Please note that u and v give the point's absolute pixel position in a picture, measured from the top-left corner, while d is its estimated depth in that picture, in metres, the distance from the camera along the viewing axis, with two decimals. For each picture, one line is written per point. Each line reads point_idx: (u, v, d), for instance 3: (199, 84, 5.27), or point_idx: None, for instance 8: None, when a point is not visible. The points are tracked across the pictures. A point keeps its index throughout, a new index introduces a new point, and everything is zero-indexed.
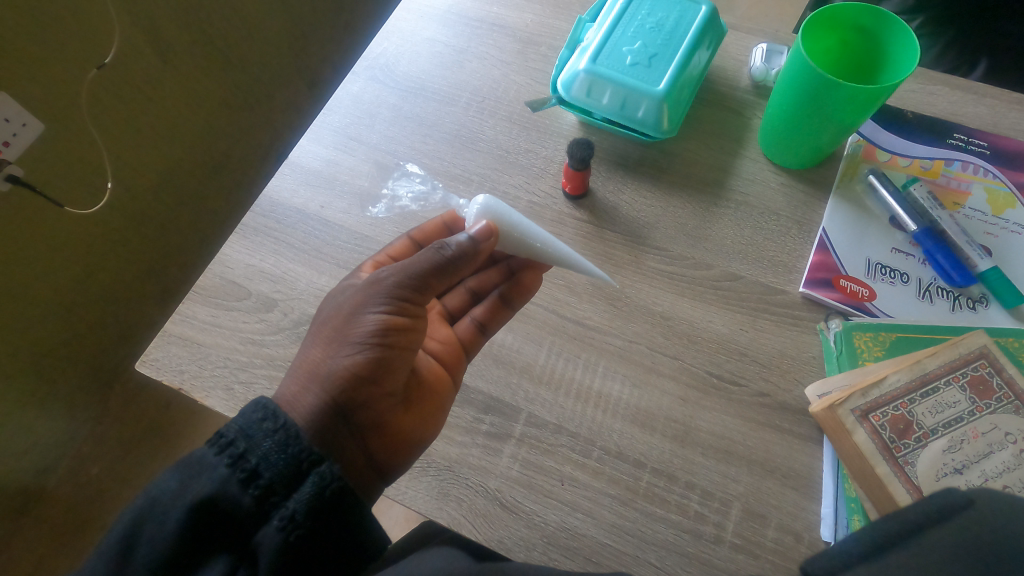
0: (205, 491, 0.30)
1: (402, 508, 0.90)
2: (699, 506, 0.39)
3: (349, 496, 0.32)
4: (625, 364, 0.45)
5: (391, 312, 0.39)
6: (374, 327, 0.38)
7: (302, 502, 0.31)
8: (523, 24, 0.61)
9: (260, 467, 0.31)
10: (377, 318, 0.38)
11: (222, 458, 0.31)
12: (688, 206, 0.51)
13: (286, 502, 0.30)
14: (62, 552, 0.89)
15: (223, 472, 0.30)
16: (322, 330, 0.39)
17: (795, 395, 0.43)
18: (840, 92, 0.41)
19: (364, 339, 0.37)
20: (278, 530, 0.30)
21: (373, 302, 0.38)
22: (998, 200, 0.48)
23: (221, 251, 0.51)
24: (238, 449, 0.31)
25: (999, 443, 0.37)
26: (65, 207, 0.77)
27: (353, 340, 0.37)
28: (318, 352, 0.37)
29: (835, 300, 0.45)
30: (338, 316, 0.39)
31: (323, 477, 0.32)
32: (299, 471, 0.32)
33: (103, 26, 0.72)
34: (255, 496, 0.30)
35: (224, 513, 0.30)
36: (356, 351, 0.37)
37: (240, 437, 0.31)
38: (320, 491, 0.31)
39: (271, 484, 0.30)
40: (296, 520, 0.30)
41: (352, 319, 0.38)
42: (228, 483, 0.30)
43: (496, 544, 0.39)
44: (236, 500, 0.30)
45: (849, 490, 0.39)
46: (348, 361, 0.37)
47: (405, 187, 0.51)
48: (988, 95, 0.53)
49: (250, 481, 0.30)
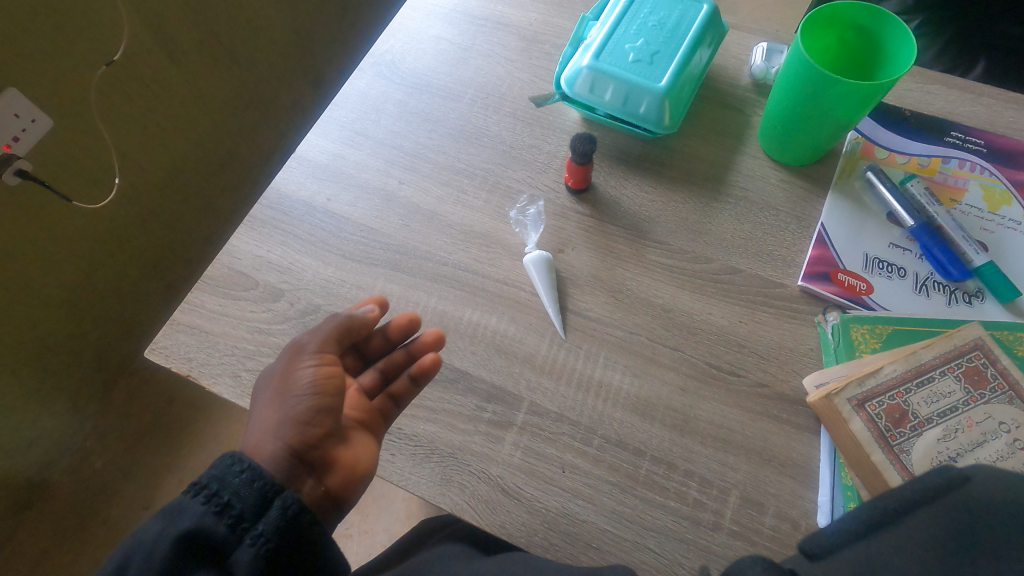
0: (184, 527, 0.30)
1: (403, 504, 0.96)
2: (698, 494, 0.40)
3: (313, 519, 0.33)
4: (626, 355, 0.45)
5: (324, 360, 0.39)
6: (311, 379, 0.38)
7: (271, 524, 0.31)
8: (527, 22, 0.62)
9: (231, 499, 0.31)
10: (312, 371, 0.38)
11: (195, 499, 0.31)
12: (688, 202, 0.51)
13: (257, 526, 0.31)
14: (66, 544, 0.91)
15: (198, 510, 0.31)
16: (263, 396, 0.38)
17: (793, 386, 0.43)
18: (839, 89, 0.42)
19: (307, 389, 0.37)
20: (254, 554, 0.31)
21: (306, 354, 0.39)
22: (995, 197, 0.49)
23: (229, 242, 0.51)
24: (210, 487, 0.31)
25: (993, 432, 0.38)
26: (73, 200, 0.77)
27: (296, 391, 0.37)
28: (270, 410, 0.36)
29: (833, 293, 0.46)
30: (272, 380, 0.38)
31: (287, 501, 0.32)
32: (266, 500, 0.32)
33: (113, 23, 0.73)
34: (229, 525, 0.31)
35: (205, 546, 0.30)
36: (300, 402, 0.36)
37: (209, 478, 0.32)
38: (286, 513, 0.32)
39: (242, 511, 0.31)
40: (266, 537, 0.31)
41: (290, 373, 0.38)
42: (204, 519, 0.31)
43: (497, 530, 0.40)
44: (212, 534, 0.30)
45: (845, 478, 0.40)
46: (295, 412, 0.36)
47: (534, 232, 0.51)
48: (984, 95, 0.54)
49: (224, 512, 0.31)
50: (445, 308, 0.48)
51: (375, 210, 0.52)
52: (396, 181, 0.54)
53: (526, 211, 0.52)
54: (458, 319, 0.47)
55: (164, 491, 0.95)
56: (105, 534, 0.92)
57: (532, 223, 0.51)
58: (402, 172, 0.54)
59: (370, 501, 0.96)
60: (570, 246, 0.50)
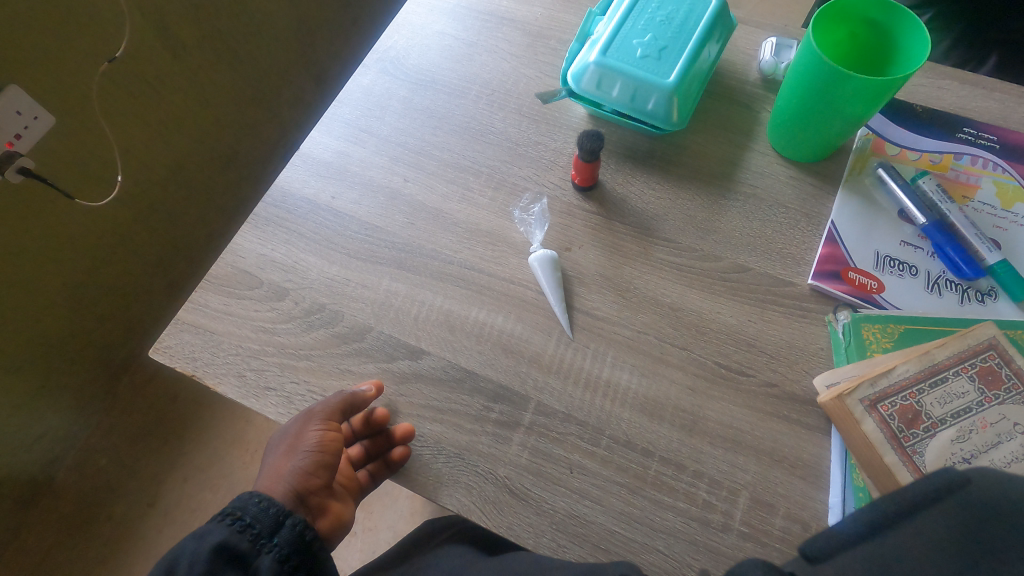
0: (213, 543, 0.35)
1: (407, 502, 0.96)
2: (707, 495, 0.40)
3: (318, 540, 0.38)
4: (634, 355, 0.45)
5: (331, 427, 0.42)
6: (315, 441, 0.41)
7: (286, 538, 0.37)
8: (533, 17, 0.61)
9: (252, 519, 0.37)
10: (316, 434, 0.41)
11: (222, 523, 0.37)
12: (696, 200, 0.51)
13: (273, 540, 0.37)
14: (72, 541, 0.91)
15: (225, 531, 0.36)
16: (277, 447, 0.42)
17: (804, 385, 0.43)
18: (851, 85, 0.41)
19: (310, 449, 0.40)
20: (272, 563, 0.36)
21: (316, 417, 0.42)
22: (1008, 194, 0.48)
23: (233, 241, 0.51)
24: (234, 513, 0.37)
25: (1008, 433, 0.37)
26: (76, 198, 0.77)
27: (301, 449, 0.40)
28: (279, 461, 0.41)
29: (844, 292, 0.45)
30: (284, 436, 0.42)
31: (297, 520, 0.38)
32: (279, 521, 0.37)
33: (114, 19, 0.72)
34: (251, 540, 0.36)
35: (231, 559, 0.35)
36: (302, 459, 0.40)
37: (234, 506, 0.38)
38: (297, 529, 0.37)
39: (261, 529, 0.37)
40: (283, 549, 0.37)
41: (300, 432, 0.41)
42: (230, 536, 0.36)
43: (505, 531, 0.40)
44: (238, 549, 0.36)
45: (856, 479, 0.39)
46: (296, 468, 0.40)
47: (539, 231, 0.50)
48: (997, 90, 0.53)
49: (246, 530, 0.37)
50: (451, 307, 0.47)
51: (379, 207, 0.52)
52: (401, 178, 0.53)
53: (530, 210, 0.51)
54: (464, 318, 0.47)
55: (169, 488, 0.95)
56: (111, 531, 0.92)
57: (536, 221, 0.50)
58: (406, 170, 0.53)
59: (374, 498, 0.96)
60: (577, 244, 0.49)
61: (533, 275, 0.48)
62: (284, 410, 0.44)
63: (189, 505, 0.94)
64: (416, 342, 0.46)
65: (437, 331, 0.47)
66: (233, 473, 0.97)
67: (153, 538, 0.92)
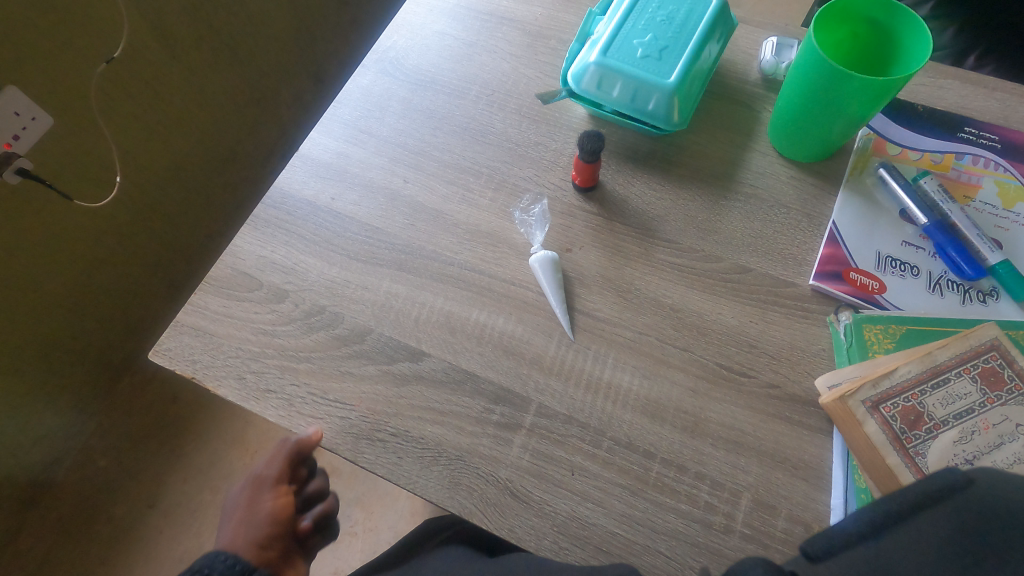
0: None
1: (407, 502, 0.96)
2: (709, 496, 0.40)
3: None
4: (635, 356, 0.45)
5: (282, 491, 0.46)
6: (270, 506, 0.45)
7: None
8: (533, 17, 0.61)
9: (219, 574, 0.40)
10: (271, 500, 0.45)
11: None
12: (697, 201, 0.51)
13: None
14: (73, 542, 0.91)
15: None
16: (229, 525, 0.45)
17: (805, 386, 0.43)
18: (852, 85, 0.41)
19: (266, 517, 0.45)
20: None
21: (266, 484, 0.46)
22: (1009, 194, 0.48)
23: (233, 242, 0.51)
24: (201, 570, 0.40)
25: (1010, 434, 0.37)
26: (75, 199, 0.77)
27: (259, 518, 0.44)
28: (235, 533, 0.44)
29: (846, 293, 0.45)
30: (238, 511, 0.45)
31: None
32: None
33: (112, 19, 0.72)
34: None
35: None
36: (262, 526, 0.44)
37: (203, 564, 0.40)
38: None
39: None
40: None
41: (254, 502, 0.45)
42: None
43: (507, 533, 0.40)
44: None
45: (859, 481, 0.39)
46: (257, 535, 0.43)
47: (539, 231, 0.50)
48: (998, 89, 0.53)
49: None
50: (451, 308, 0.47)
51: (378, 210, 0.51)
52: (400, 180, 0.53)
53: (530, 210, 0.51)
54: (464, 319, 0.47)
55: (168, 489, 0.95)
56: (111, 532, 0.92)
57: (536, 222, 0.50)
58: (407, 171, 0.53)
59: (374, 498, 0.96)
60: (578, 245, 0.49)
61: (533, 277, 0.48)
62: (284, 412, 0.44)
63: (189, 506, 0.95)
64: (417, 344, 0.46)
65: (437, 333, 0.46)
66: (233, 474, 0.97)
67: (154, 538, 0.92)
